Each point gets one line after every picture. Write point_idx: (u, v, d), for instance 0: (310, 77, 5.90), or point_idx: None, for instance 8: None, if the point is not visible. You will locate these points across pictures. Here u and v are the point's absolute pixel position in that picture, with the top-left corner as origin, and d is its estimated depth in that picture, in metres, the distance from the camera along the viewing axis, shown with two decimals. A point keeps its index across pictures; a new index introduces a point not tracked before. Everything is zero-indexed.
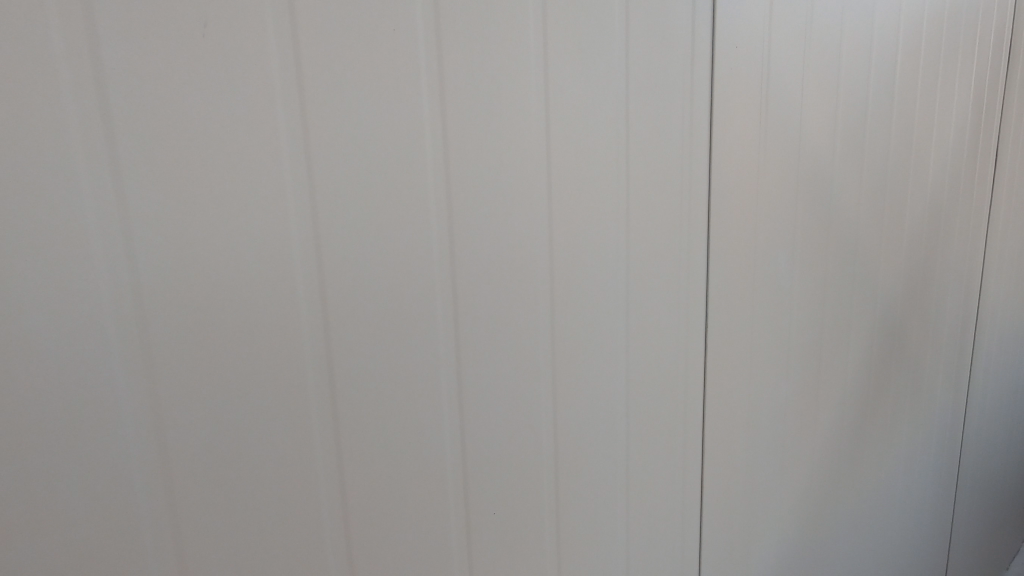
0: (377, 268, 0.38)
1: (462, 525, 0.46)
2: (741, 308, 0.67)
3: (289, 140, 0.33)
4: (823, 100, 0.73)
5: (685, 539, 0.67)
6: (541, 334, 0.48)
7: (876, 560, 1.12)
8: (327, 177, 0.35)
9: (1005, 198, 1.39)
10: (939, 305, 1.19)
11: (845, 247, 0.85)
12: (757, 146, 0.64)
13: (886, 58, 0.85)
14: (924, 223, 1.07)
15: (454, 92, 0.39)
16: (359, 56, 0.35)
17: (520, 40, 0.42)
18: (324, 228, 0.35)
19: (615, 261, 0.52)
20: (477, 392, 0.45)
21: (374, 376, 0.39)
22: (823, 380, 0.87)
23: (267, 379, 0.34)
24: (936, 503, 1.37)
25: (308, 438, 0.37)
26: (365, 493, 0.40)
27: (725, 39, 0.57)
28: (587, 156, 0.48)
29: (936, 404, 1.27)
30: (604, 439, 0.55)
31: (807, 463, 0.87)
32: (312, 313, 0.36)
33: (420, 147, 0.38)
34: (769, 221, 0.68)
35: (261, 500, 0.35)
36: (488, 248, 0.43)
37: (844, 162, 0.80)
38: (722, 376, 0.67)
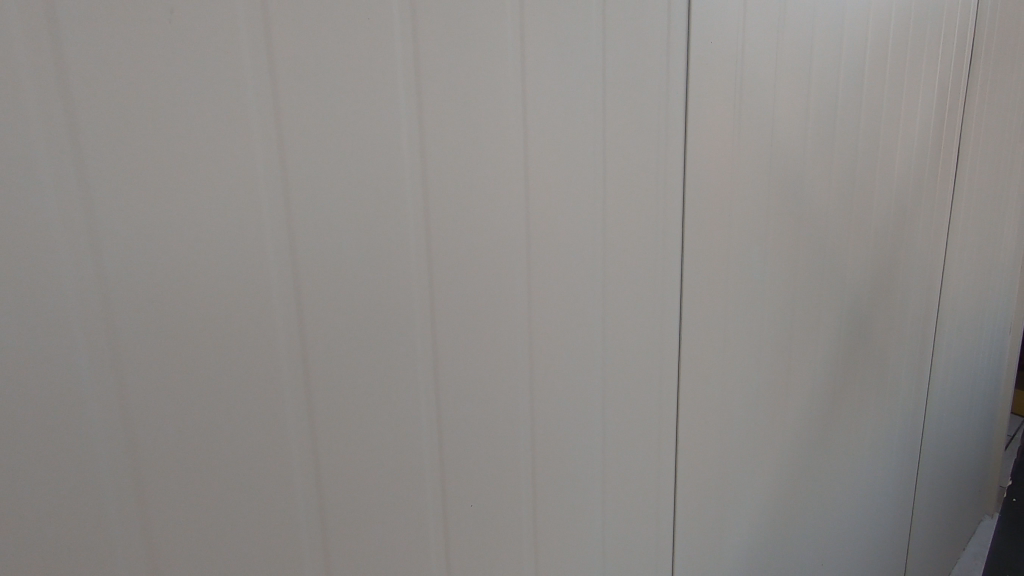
0: (350, 246, 0.37)
1: (439, 509, 0.46)
2: (715, 295, 0.68)
3: (261, 130, 0.33)
4: (796, 92, 0.75)
5: (660, 522, 0.68)
6: (518, 318, 0.48)
7: (840, 541, 1.16)
8: (301, 170, 0.34)
9: (966, 193, 1.44)
10: (902, 297, 1.23)
11: (816, 241, 0.87)
12: (732, 136, 0.65)
13: (856, 52, 0.86)
14: (891, 216, 1.10)
15: (431, 84, 0.39)
16: (333, 45, 0.34)
17: (497, 31, 0.42)
18: (298, 223, 0.35)
19: (591, 256, 0.53)
20: (453, 374, 0.44)
21: (348, 357, 0.38)
22: (792, 367, 0.88)
23: (241, 377, 0.34)
24: (900, 485, 1.43)
25: (282, 427, 0.36)
26: (342, 492, 0.40)
27: (702, 32, 0.58)
28: (563, 140, 0.48)
29: (900, 390, 1.32)
30: (580, 423, 0.56)
31: (778, 449, 0.89)
32: (286, 309, 0.35)
33: (394, 125, 0.38)
34: (743, 210, 0.70)
35: (234, 484, 0.35)
36: (464, 230, 0.43)
37: (817, 156, 0.82)
38: (698, 368, 0.68)
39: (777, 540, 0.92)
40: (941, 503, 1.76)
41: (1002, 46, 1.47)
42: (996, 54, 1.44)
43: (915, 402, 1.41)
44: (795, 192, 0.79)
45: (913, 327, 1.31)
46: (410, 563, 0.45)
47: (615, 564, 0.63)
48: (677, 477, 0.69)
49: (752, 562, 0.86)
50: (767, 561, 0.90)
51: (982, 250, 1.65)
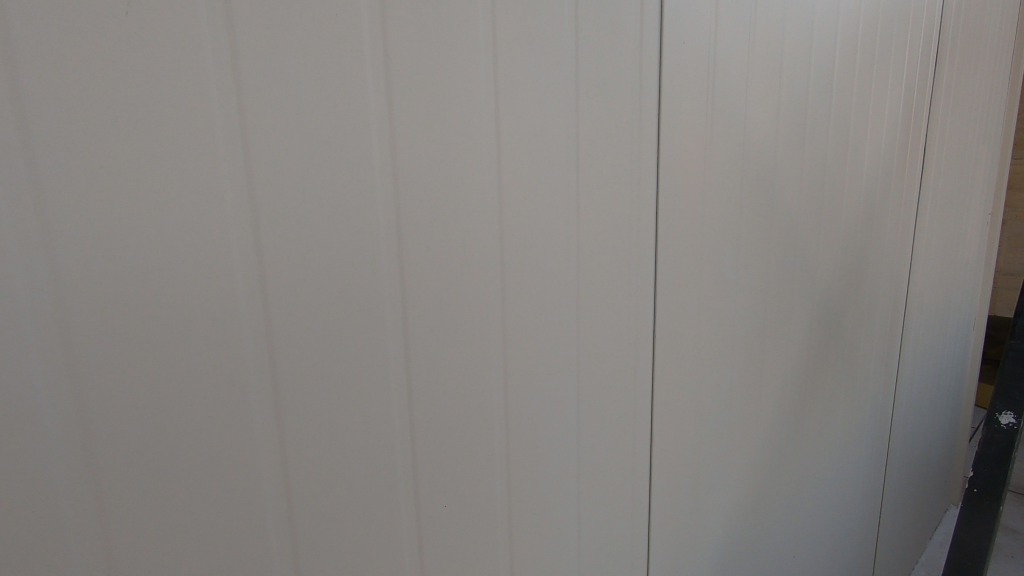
0: (318, 248, 0.36)
1: (411, 511, 0.45)
2: (688, 293, 0.69)
3: (227, 142, 0.31)
4: (768, 93, 0.76)
5: (636, 518, 0.69)
6: (490, 318, 0.48)
7: (812, 533, 1.19)
8: (270, 181, 0.33)
9: (931, 192, 1.48)
10: (871, 294, 1.26)
11: (787, 239, 0.89)
12: (704, 136, 0.66)
13: (825, 54, 0.89)
14: (859, 217, 1.13)
15: (401, 93, 0.39)
16: (301, 53, 0.33)
17: (469, 37, 0.42)
18: (266, 236, 0.34)
19: (563, 255, 0.53)
20: (425, 376, 0.44)
21: (317, 361, 0.37)
22: (765, 363, 0.90)
23: (207, 397, 0.33)
24: (869, 479, 1.47)
25: (249, 433, 0.35)
26: (312, 498, 0.39)
27: (673, 35, 0.59)
28: (535, 141, 0.48)
29: (869, 385, 1.35)
30: (555, 421, 0.56)
31: (752, 444, 0.90)
32: (254, 325, 0.34)
33: (363, 124, 0.37)
34: (716, 209, 0.71)
35: (200, 493, 0.34)
36: (435, 230, 0.42)
37: (787, 157, 0.84)
38: (671, 369, 0.69)
39: (751, 535, 0.94)
40: (909, 495, 1.82)
41: (965, 51, 1.52)
42: (958, 59, 1.49)
43: (883, 396, 1.45)
44: (767, 192, 0.81)
45: (881, 324, 1.35)
46: (382, 567, 0.44)
47: (592, 562, 0.64)
48: (652, 477, 0.70)
49: (726, 558, 0.88)
50: (741, 555, 0.92)
51: (947, 250, 1.71)
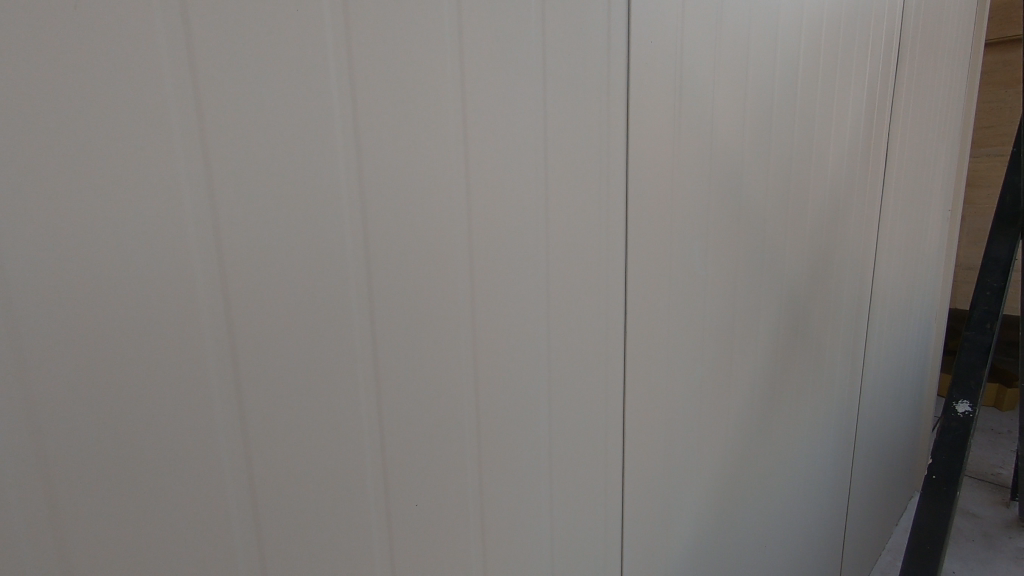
0: (282, 255, 0.35)
1: (382, 521, 0.44)
2: (657, 291, 0.70)
3: (184, 147, 0.30)
4: (733, 93, 0.78)
5: (607, 515, 0.69)
6: (461, 321, 0.47)
7: (782, 524, 1.22)
8: (231, 188, 0.32)
9: (893, 190, 1.53)
10: (836, 290, 1.29)
11: (754, 236, 0.91)
12: (671, 135, 0.67)
13: (789, 55, 0.91)
14: (824, 214, 1.16)
15: (367, 94, 0.37)
16: (262, 51, 0.32)
17: (436, 36, 0.41)
18: (227, 245, 0.32)
19: (534, 257, 0.53)
20: (395, 383, 0.43)
21: (284, 372, 0.36)
22: (733, 359, 0.92)
23: (169, 415, 0.31)
24: (836, 470, 1.51)
25: (214, 449, 0.33)
26: (280, 512, 0.37)
27: (640, 36, 0.59)
28: (505, 142, 0.48)
29: (835, 378, 1.39)
30: (527, 423, 0.56)
31: (721, 438, 0.92)
32: (217, 337, 0.33)
33: (328, 125, 0.36)
34: (683, 208, 0.72)
35: (163, 511, 0.32)
36: (403, 234, 0.41)
37: (752, 156, 0.86)
38: (641, 366, 0.70)
39: (721, 527, 0.96)
40: (875, 484, 1.87)
41: (925, 53, 1.56)
42: (919, 61, 1.53)
43: (848, 389, 1.49)
44: (733, 190, 0.82)
45: (846, 319, 1.39)
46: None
47: (564, 561, 0.64)
48: (623, 473, 0.70)
49: (698, 550, 0.90)
50: (711, 547, 0.93)
51: (908, 245, 1.76)
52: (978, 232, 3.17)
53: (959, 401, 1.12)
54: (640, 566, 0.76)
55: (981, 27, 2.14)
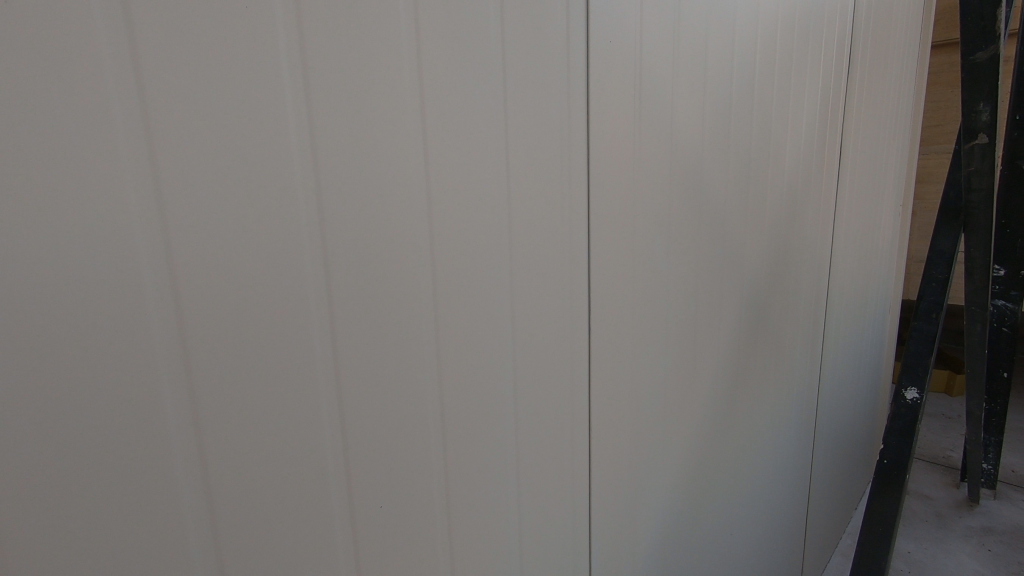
0: (236, 256, 0.34)
1: (346, 524, 0.44)
2: (620, 287, 0.71)
3: (128, 147, 0.29)
4: (692, 92, 0.80)
5: (575, 510, 0.70)
6: (424, 322, 0.47)
7: (746, 513, 1.25)
8: (179, 185, 0.31)
9: (847, 187, 1.58)
10: (795, 283, 1.33)
11: (715, 232, 0.93)
12: (632, 134, 0.68)
13: (746, 55, 0.93)
14: (782, 209, 1.19)
15: (323, 93, 0.37)
16: (211, 48, 0.31)
17: (393, 35, 0.41)
18: (177, 245, 0.31)
19: (497, 255, 0.53)
20: (357, 386, 0.42)
21: (240, 376, 0.35)
22: (695, 352, 0.94)
23: (118, 422, 0.30)
24: (798, 458, 1.56)
25: (167, 456, 0.32)
26: (239, 518, 0.37)
27: (599, 35, 0.60)
28: (465, 141, 0.48)
29: (795, 369, 1.43)
30: (494, 421, 0.56)
31: (686, 430, 0.94)
32: (167, 340, 0.32)
33: (282, 126, 0.35)
34: (645, 205, 0.74)
35: (114, 521, 0.31)
36: (363, 235, 0.41)
37: (712, 153, 0.88)
38: (606, 361, 0.71)
39: (688, 517, 0.98)
40: (835, 470, 1.94)
41: (876, 54, 1.62)
42: (870, 62, 1.59)
43: (807, 380, 1.54)
44: (694, 187, 0.84)
45: (805, 311, 1.43)
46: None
47: (534, 556, 0.65)
48: (590, 469, 0.71)
49: (665, 541, 0.91)
50: (678, 538, 0.95)
51: (863, 239, 1.83)
52: (926, 226, 3.31)
53: (907, 388, 1.17)
54: (609, 559, 0.77)
55: (928, 30, 2.24)
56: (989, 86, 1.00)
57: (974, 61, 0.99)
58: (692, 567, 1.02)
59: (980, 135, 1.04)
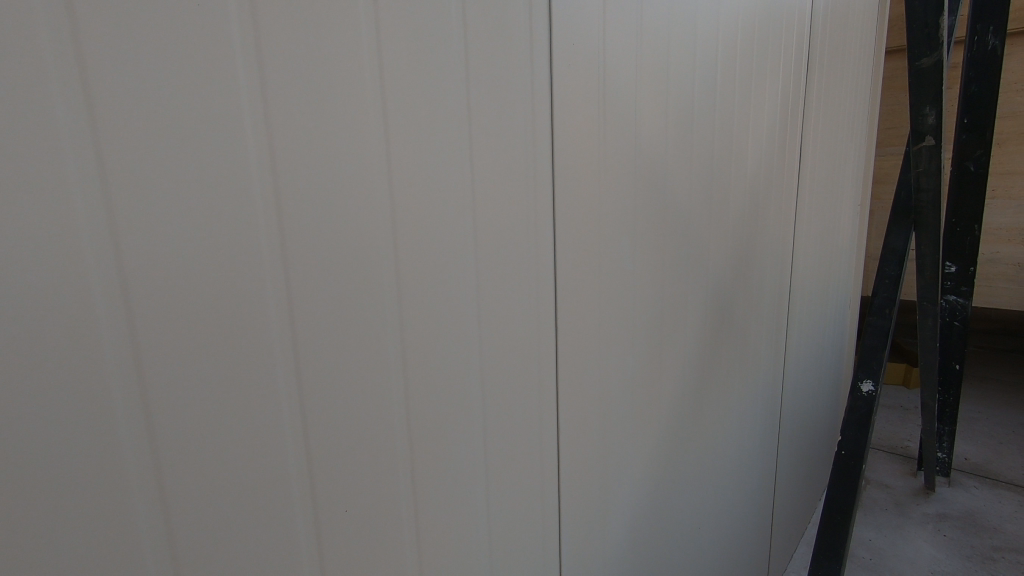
0: (190, 257, 0.33)
1: (310, 529, 0.43)
2: (586, 285, 0.72)
3: (72, 145, 0.28)
4: (656, 94, 0.81)
5: (545, 507, 0.70)
6: (388, 321, 0.47)
7: (713, 506, 1.28)
8: (128, 185, 0.30)
9: (807, 186, 1.63)
10: (758, 281, 1.36)
11: (679, 232, 0.95)
12: (596, 135, 0.69)
13: (708, 58, 0.95)
14: (745, 208, 1.22)
15: (278, 93, 0.36)
16: (162, 44, 0.30)
17: (352, 34, 0.40)
18: (126, 248, 0.30)
19: (462, 254, 0.53)
20: (320, 388, 0.42)
21: (197, 381, 0.34)
22: (662, 349, 0.96)
23: (65, 430, 0.29)
24: (764, 452, 1.60)
25: (119, 464, 0.31)
26: (198, 526, 0.35)
27: (562, 37, 0.61)
28: (427, 140, 0.47)
29: (759, 365, 1.47)
30: (462, 421, 0.56)
31: (653, 426, 0.96)
32: (117, 346, 0.31)
33: (238, 124, 0.34)
34: (611, 205, 0.75)
35: (63, 533, 0.30)
36: (323, 236, 0.40)
37: (676, 154, 0.90)
38: (574, 360, 0.71)
39: (657, 511, 1.00)
40: (799, 462, 1.99)
41: (832, 59, 1.68)
42: (827, 66, 1.64)
43: (771, 374, 1.58)
44: (659, 187, 0.86)
45: (768, 308, 1.47)
46: None
47: (505, 555, 0.65)
48: (559, 467, 0.72)
49: (634, 537, 0.93)
50: (647, 533, 0.97)
51: (823, 237, 1.88)
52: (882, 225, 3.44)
53: (863, 381, 1.21)
54: (579, 556, 0.78)
55: (881, 36, 2.32)
56: (934, 91, 1.04)
57: (919, 67, 1.04)
58: (662, 562, 1.04)
59: (927, 138, 1.09)
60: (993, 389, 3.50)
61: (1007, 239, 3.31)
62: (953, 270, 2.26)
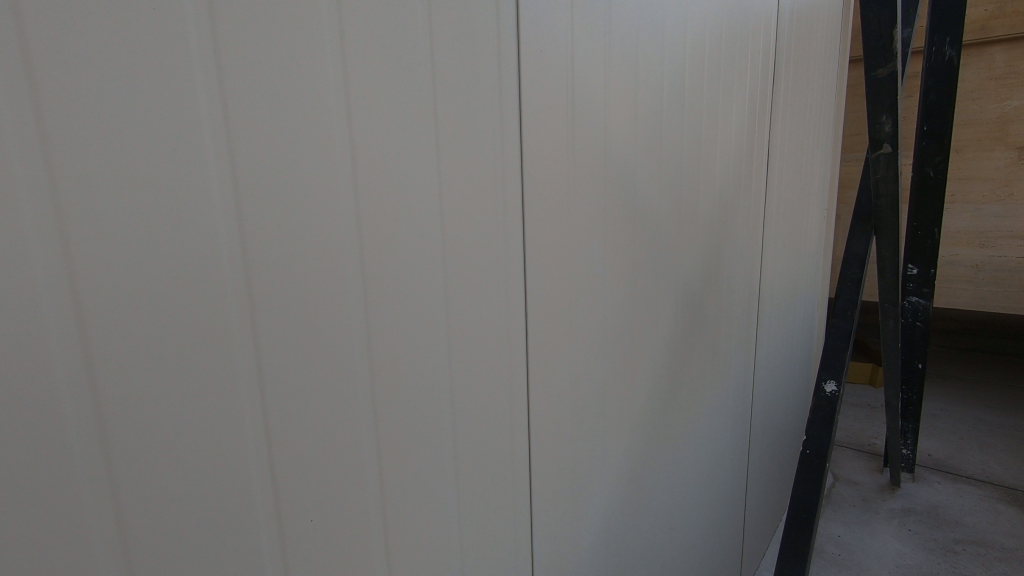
0: (146, 264, 0.32)
1: (274, 539, 0.42)
2: (556, 289, 0.72)
3: (18, 151, 0.27)
4: (624, 100, 0.82)
5: (516, 512, 0.70)
6: (353, 327, 0.46)
7: (685, 506, 1.29)
8: (80, 192, 0.29)
9: (775, 190, 1.67)
10: (727, 283, 1.39)
11: (649, 236, 0.97)
12: (564, 140, 0.70)
13: (675, 66, 0.97)
14: (713, 213, 1.25)
15: (238, 97, 0.36)
16: (114, 49, 0.30)
17: (315, 41, 0.40)
18: (77, 259, 0.30)
19: (430, 259, 0.53)
20: (282, 397, 0.41)
21: (154, 391, 0.33)
22: (633, 352, 0.97)
23: (12, 443, 0.28)
24: (735, 451, 1.63)
25: (69, 477, 0.31)
26: (156, 538, 0.35)
27: (530, 44, 0.62)
28: (392, 146, 0.47)
29: (729, 367, 1.50)
30: (431, 426, 0.56)
31: (624, 429, 0.97)
32: (68, 358, 0.30)
33: (196, 130, 0.34)
34: (580, 210, 0.76)
35: (9, 548, 0.29)
36: (285, 241, 0.40)
37: (645, 159, 0.91)
38: (544, 364, 0.72)
39: (629, 513, 1.01)
40: (770, 460, 2.03)
41: (797, 68, 1.73)
42: (793, 74, 1.69)
43: (741, 376, 1.61)
44: (628, 192, 0.87)
45: (737, 310, 1.50)
46: None
47: (476, 560, 0.64)
48: (531, 470, 0.72)
49: (607, 538, 0.94)
50: (619, 534, 0.98)
51: (790, 241, 1.93)
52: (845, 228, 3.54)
53: (827, 381, 1.25)
54: (552, 558, 0.78)
55: (844, 45, 2.39)
56: (890, 100, 1.08)
57: (875, 77, 1.07)
58: (635, 562, 1.05)
59: (884, 146, 1.13)
60: (953, 387, 3.63)
61: (965, 241, 3.44)
62: (914, 273, 2.34)
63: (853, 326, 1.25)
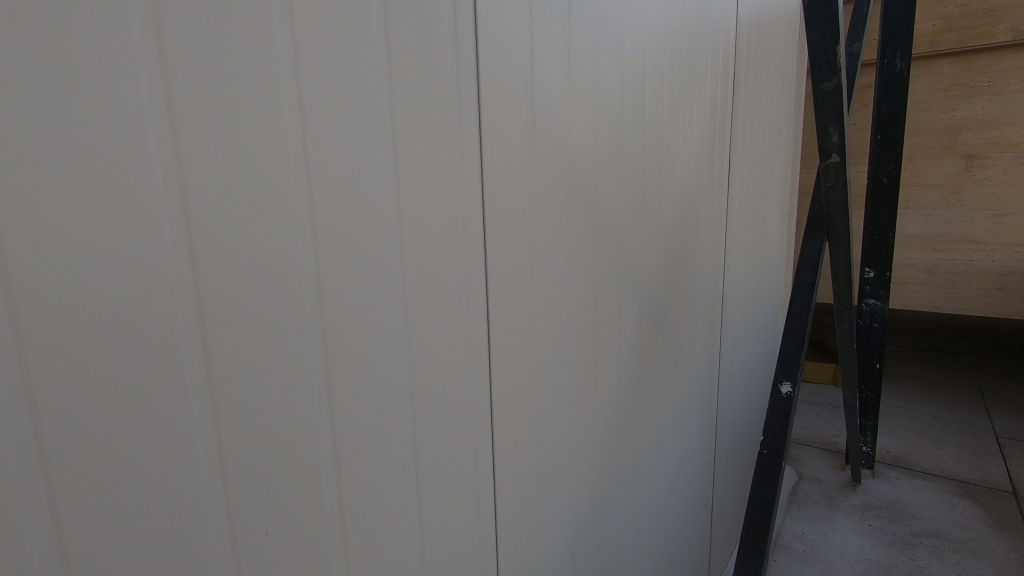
0: (88, 274, 0.32)
1: (227, 550, 0.41)
2: (519, 295, 0.73)
3: None
4: (585, 108, 0.84)
5: (481, 516, 0.70)
6: (309, 335, 0.46)
7: (651, 507, 1.31)
8: (14, 202, 0.29)
9: (736, 196, 1.72)
10: (690, 288, 1.42)
11: (611, 240, 0.99)
12: (526, 148, 0.71)
13: (635, 75, 0.99)
14: (675, 218, 1.28)
15: (185, 105, 0.35)
16: (53, 57, 0.29)
17: (266, 50, 0.40)
18: (12, 268, 0.29)
19: (388, 266, 0.53)
20: (236, 407, 0.40)
21: (97, 403, 0.33)
22: (596, 356, 0.98)
23: None
24: (699, 451, 1.66)
25: (6, 495, 0.30)
26: (99, 553, 0.34)
27: (488, 54, 0.63)
28: (348, 154, 0.47)
29: (693, 369, 1.53)
30: (391, 433, 0.55)
31: (589, 431, 0.98)
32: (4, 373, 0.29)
33: (141, 138, 0.33)
34: (542, 217, 0.77)
35: None
36: (236, 250, 0.39)
37: (606, 166, 0.93)
38: (507, 369, 0.72)
39: (595, 514, 1.02)
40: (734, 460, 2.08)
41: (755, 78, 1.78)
42: (751, 85, 1.74)
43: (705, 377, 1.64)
44: (590, 198, 0.89)
45: (700, 313, 1.53)
46: None
47: (440, 565, 0.64)
48: (495, 475, 0.72)
49: (572, 541, 0.94)
50: (585, 535, 0.99)
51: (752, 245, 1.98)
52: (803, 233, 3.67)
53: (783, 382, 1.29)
54: (518, 561, 0.79)
55: (800, 58, 2.48)
56: (836, 111, 1.12)
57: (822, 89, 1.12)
58: (600, 565, 1.06)
59: (833, 155, 1.18)
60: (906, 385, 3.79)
61: (915, 245, 3.60)
62: (870, 275, 2.44)
63: (807, 328, 1.29)
